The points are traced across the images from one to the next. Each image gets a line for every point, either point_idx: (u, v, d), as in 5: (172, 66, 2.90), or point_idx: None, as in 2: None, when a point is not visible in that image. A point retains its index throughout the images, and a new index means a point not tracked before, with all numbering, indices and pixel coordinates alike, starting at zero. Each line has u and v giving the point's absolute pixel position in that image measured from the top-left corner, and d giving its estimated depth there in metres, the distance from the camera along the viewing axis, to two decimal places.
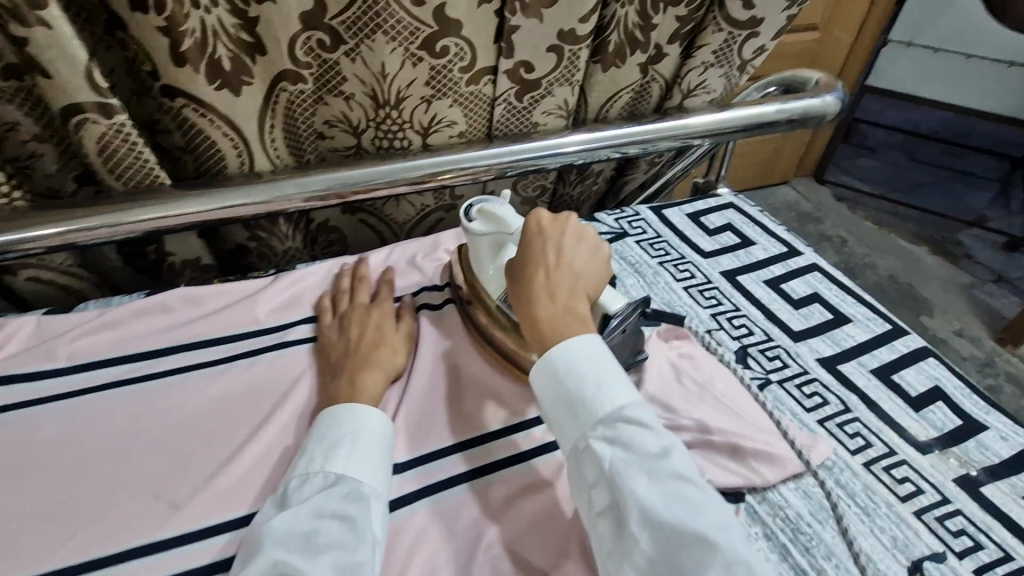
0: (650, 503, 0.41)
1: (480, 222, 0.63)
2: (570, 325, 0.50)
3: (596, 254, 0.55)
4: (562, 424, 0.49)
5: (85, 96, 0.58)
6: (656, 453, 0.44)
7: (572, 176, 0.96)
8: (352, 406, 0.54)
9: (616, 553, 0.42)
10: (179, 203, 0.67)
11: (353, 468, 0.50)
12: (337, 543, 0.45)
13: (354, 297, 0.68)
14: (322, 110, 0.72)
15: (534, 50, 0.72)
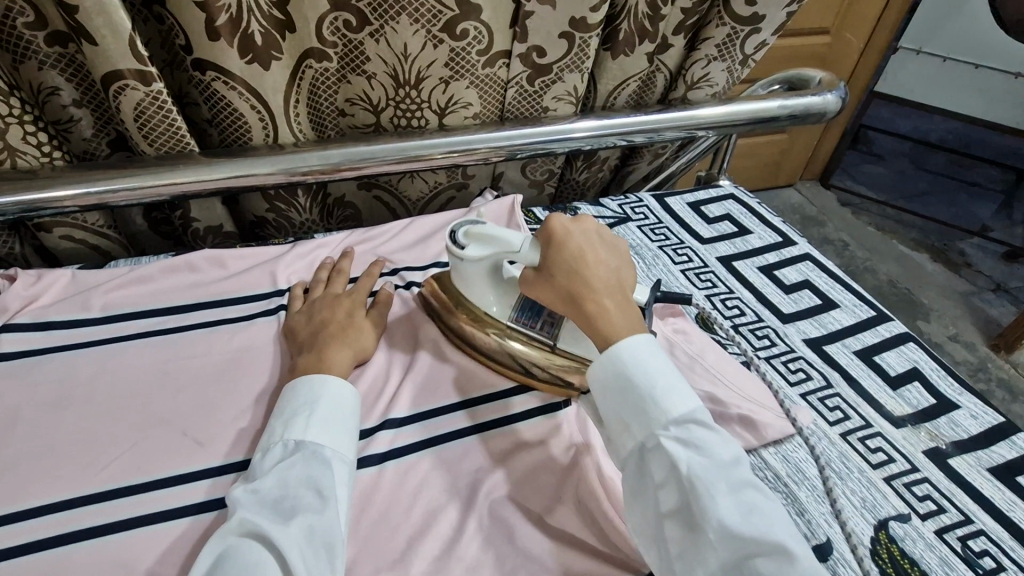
0: (727, 511, 0.43)
1: (472, 246, 0.62)
2: (631, 321, 0.53)
3: (616, 247, 0.57)
4: (628, 423, 0.49)
5: (126, 63, 0.62)
6: (727, 460, 0.46)
7: (580, 162, 0.99)
8: (313, 378, 0.55)
9: (685, 553, 0.44)
10: (208, 170, 0.71)
11: (312, 435, 0.50)
12: (303, 508, 0.46)
13: (330, 286, 0.68)
14: (344, 88, 0.76)
15: (547, 36, 0.75)
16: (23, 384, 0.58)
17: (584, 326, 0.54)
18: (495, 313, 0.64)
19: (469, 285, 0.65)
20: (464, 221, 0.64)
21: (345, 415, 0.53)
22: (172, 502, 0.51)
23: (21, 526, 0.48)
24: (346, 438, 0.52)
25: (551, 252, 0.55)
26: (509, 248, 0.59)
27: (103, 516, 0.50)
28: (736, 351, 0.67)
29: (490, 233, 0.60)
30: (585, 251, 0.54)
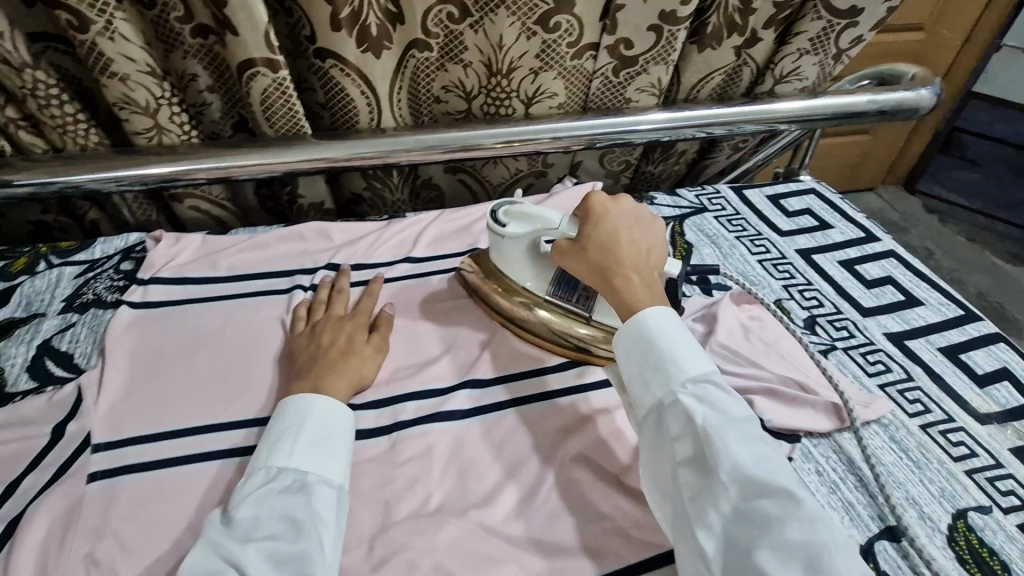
0: (741, 459, 0.46)
1: (511, 223, 0.65)
2: (656, 295, 0.56)
3: (650, 226, 0.60)
4: (647, 381, 0.52)
5: (258, 52, 0.69)
6: (740, 417, 0.48)
7: (657, 154, 1.02)
8: (301, 400, 0.54)
9: (699, 499, 0.46)
10: (318, 149, 0.78)
11: (295, 460, 0.50)
12: (273, 535, 0.46)
13: (331, 308, 0.67)
14: (442, 76, 0.82)
15: (636, 29, 0.78)
16: (166, 328, 0.66)
17: (607, 295, 0.58)
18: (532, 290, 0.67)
19: (506, 262, 0.68)
20: (501, 202, 0.68)
21: (332, 437, 0.53)
22: None
23: (168, 444, 0.56)
24: (332, 461, 0.51)
25: (587, 226, 0.59)
26: (549, 222, 0.62)
27: (233, 443, 0.57)
28: (812, 340, 0.68)
29: (528, 210, 0.64)
30: (615, 229, 0.58)
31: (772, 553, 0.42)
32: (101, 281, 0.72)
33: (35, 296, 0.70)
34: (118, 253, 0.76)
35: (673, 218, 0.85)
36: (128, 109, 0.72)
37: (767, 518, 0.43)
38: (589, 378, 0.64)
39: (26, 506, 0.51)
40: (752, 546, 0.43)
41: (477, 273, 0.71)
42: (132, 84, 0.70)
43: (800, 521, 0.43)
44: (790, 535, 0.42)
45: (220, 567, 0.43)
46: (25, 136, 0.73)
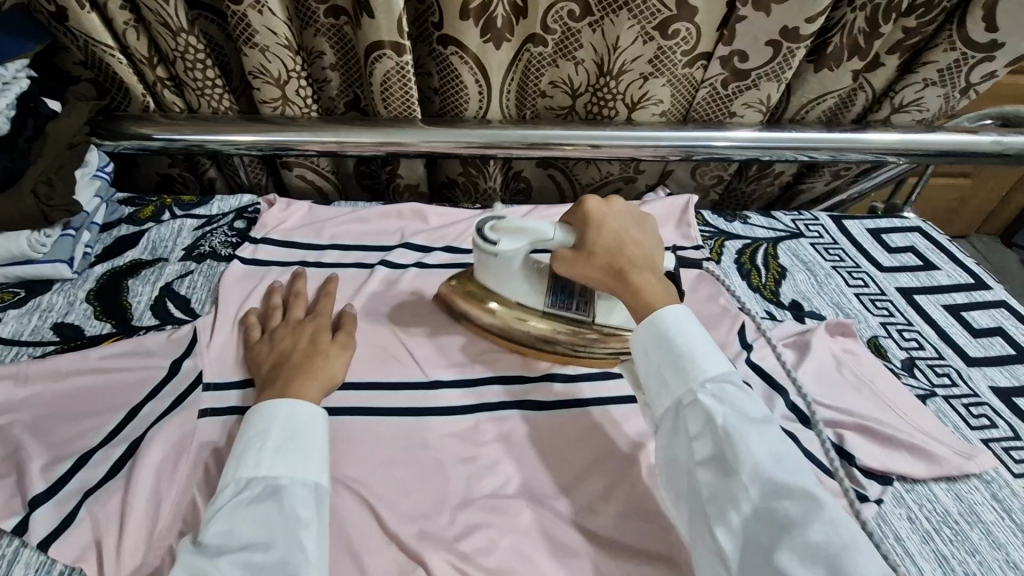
0: (760, 460, 0.45)
1: (503, 240, 0.61)
2: (670, 294, 0.56)
3: (647, 227, 0.60)
4: (665, 380, 0.52)
5: (386, 35, 0.73)
6: (758, 418, 0.48)
7: (752, 172, 1.00)
8: (269, 406, 0.52)
9: (718, 501, 0.46)
10: (425, 133, 0.81)
11: (264, 468, 0.47)
12: (248, 545, 0.43)
13: (288, 313, 0.64)
14: (552, 71, 0.82)
15: (754, 42, 0.77)
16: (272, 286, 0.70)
17: (623, 296, 0.57)
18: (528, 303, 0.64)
19: (500, 280, 0.63)
20: (485, 217, 0.64)
21: (304, 440, 0.50)
22: (384, 402, 0.60)
23: None
24: (303, 463, 0.49)
25: (589, 230, 0.58)
26: (545, 234, 0.60)
27: (332, 401, 0.59)
28: (911, 384, 0.66)
29: (520, 224, 0.61)
30: (617, 233, 0.57)
31: (792, 555, 0.41)
32: (217, 235, 0.77)
33: (160, 242, 0.76)
34: (232, 212, 0.81)
35: (767, 240, 0.85)
36: (261, 79, 0.77)
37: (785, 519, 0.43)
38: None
39: (144, 431, 0.54)
40: (772, 548, 0.42)
41: (452, 287, 0.68)
42: (269, 55, 0.75)
43: (821, 523, 0.42)
44: (810, 538, 0.42)
45: None
46: (167, 94, 0.79)
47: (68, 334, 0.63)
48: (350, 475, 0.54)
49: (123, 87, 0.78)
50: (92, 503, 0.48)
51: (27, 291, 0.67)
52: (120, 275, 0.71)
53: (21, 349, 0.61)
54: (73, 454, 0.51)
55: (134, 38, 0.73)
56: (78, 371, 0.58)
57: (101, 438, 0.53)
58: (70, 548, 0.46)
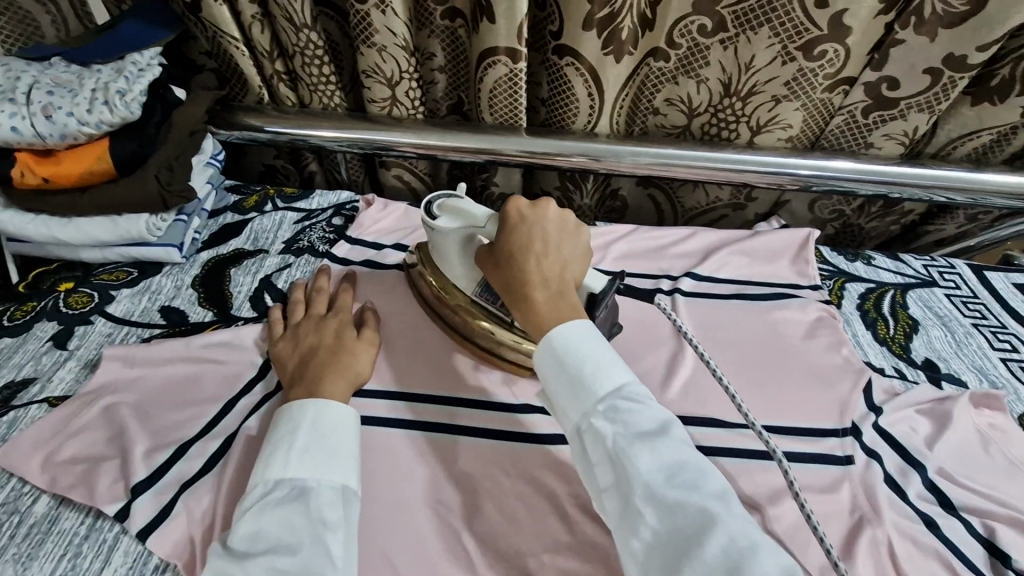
0: (650, 477, 0.40)
1: (444, 218, 0.60)
2: (562, 314, 0.49)
3: (575, 243, 0.54)
4: (562, 406, 0.46)
5: (505, 41, 0.70)
6: (653, 429, 0.42)
7: (875, 208, 0.91)
8: (292, 408, 0.49)
9: (622, 528, 0.40)
10: (531, 143, 0.78)
11: (292, 469, 0.44)
12: (275, 548, 0.39)
13: (310, 309, 0.62)
14: (669, 88, 0.78)
15: (908, 69, 0.70)
16: (369, 288, 0.69)
17: (512, 308, 0.53)
18: (459, 284, 0.62)
19: (440, 258, 0.62)
20: (440, 194, 0.63)
21: (333, 442, 0.47)
22: (474, 422, 0.56)
23: (362, 401, 0.57)
24: (332, 464, 0.45)
25: (501, 234, 0.54)
26: (480, 221, 0.57)
27: (421, 416, 0.57)
28: None
29: (465, 206, 0.59)
30: (528, 239, 0.52)
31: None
32: (315, 231, 0.77)
33: (262, 232, 0.77)
34: (331, 208, 0.81)
35: (894, 285, 0.76)
36: (374, 78, 0.77)
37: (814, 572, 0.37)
38: (787, 422, 0.58)
39: (239, 426, 0.53)
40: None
41: (422, 277, 0.66)
42: (386, 55, 0.74)
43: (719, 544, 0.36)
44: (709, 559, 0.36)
45: None
46: (282, 88, 0.80)
47: (173, 318, 0.64)
48: (441, 498, 0.51)
49: (241, 77, 0.79)
50: (188, 498, 0.48)
51: (139, 272, 0.69)
52: (223, 263, 0.72)
53: (131, 329, 0.63)
54: (173, 443, 0.51)
55: (259, 31, 0.73)
56: (181, 358, 0.58)
57: (199, 429, 0.53)
58: (167, 542, 0.45)
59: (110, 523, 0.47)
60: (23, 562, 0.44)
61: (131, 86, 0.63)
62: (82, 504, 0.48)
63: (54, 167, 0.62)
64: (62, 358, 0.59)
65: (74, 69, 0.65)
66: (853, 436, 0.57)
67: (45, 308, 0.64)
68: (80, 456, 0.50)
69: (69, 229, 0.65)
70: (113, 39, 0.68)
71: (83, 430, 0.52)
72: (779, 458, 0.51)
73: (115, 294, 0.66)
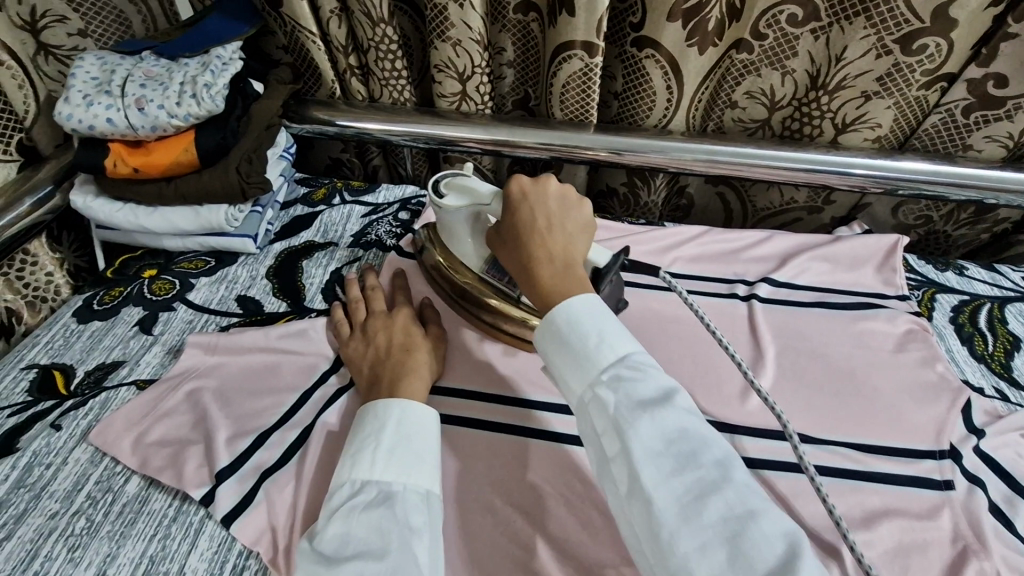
0: (649, 446, 0.37)
1: (450, 196, 0.59)
2: (570, 286, 0.47)
3: (575, 216, 0.52)
4: (563, 376, 0.44)
5: (583, 34, 0.68)
6: (655, 397, 0.39)
7: (966, 214, 0.85)
8: (377, 407, 0.49)
9: (621, 499, 0.38)
10: (601, 139, 0.76)
11: (379, 472, 0.44)
12: (362, 553, 0.39)
13: (372, 306, 0.61)
14: (750, 81, 0.74)
15: (1021, 65, 0.65)
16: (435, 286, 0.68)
17: (524, 288, 0.51)
18: (467, 261, 0.63)
19: (449, 236, 0.62)
20: (449, 173, 0.61)
21: (417, 445, 0.46)
22: (546, 425, 0.55)
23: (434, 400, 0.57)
24: (417, 468, 0.45)
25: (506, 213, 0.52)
26: (484, 198, 0.56)
27: (494, 417, 0.56)
28: None
29: (470, 183, 0.57)
30: (533, 217, 0.50)
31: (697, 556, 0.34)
32: (382, 224, 0.77)
33: (331, 225, 0.77)
34: (397, 202, 0.81)
35: (992, 298, 0.71)
36: (445, 72, 0.76)
37: (782, 523, 0.35)
38: (877, 441, 0.55)
39: (316, 418, 0.54)
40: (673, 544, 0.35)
41: (435, 262, 0.65)
42: (460, 49, 0.73)
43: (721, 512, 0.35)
44: (709, 530, 0.34)
45: None
46: (354, 82, 0.81)
47: (249, 307, 0.66)
48: (517, 502, 0.50)
49: (315, 71, 0.80)
50: (269, 487, 0.48)
51: (216, 261, 0.71)
52: (295, 255, 0.73)
53: (210, 317, 0.64)
54: (254, 431, 0.52)
55: (336, 26, 0.74)
56: (256, 349, 0.59)
57: (277, 418, 0.53)
58: (249, 530, 0.46)
59: (196, 507, 0.48)
60: (116, 539, 0.46)
61: (216, 80, 0.64)
62: (170, 487, 0.49)
63: (144, 158, 0.64)
64: (148, 343, 0.61)
65: (163, 62, 0.67)
66: (952, 461, 0.53)
67: (131, 293, 0.67)
68: (168, 440, 0.52)
69: (154, 218, 0.68)
70: (199, 34, 0.70)
71: (170, 414, 0.53)
72: (809, 472, 0.44)
73: (194, 282, 0.68)
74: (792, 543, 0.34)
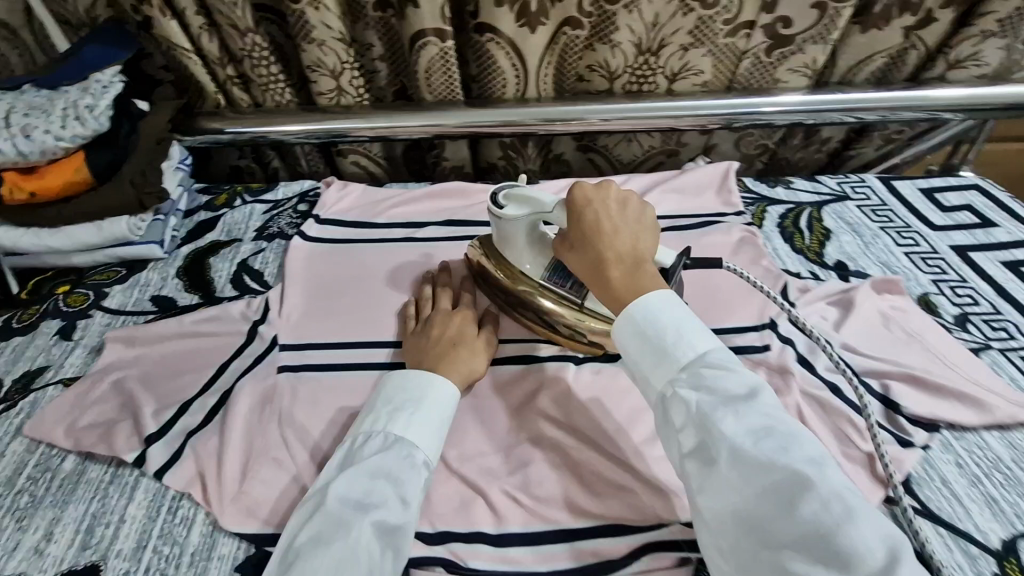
0: (738, 442, 0.40)
1: (511, 207, 0.61)
2: (642, 286, 0.49)
3: (639, 214, 0.53)
4: (642, 373, 0.47)
5: (431, 22, 0.77)
6: (741, 393, 0.42)
7: (797, 139, 0.99)
8: (421, 378, 0.54)
9: (704, 489, 0.41)
10: (467, 113, 0.85)
11: (412, 433, 0.50)
12: (383, 504, 0.45)
13: (438, 303, 0.64)
14: (589, 55, 0.85)
15: (797, 7, 0.78)
16: (329, 259, 0.74)
17: (594, 291, 0.52)
18: (527, 270, 0.63)
19: (505, 245, 0.64)
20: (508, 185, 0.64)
21: (441, 415, 0.52)
22: None
23: (331, 353, 0.63)
24: (436, 440, 0.51)
25: (570, 220, 0.53)
26: (546, 207, 0.58)
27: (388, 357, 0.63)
28: (963, 337, 0.66)
29: (531, 194, 0.59)
30: (598, 221, 0.51)
31: (797, 553, 0.36)
32: (283, 218, 0.84)
33: (235, 225, 0.84)
34: (296, 197, 0.88)
35: (811, 204, 0.84)
36: (319, 71, 0.84)
37: (874, 523, 0.36)
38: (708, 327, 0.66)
39: (231, 384, 0.61)
40: (774, 539, 0.37)
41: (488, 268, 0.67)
42: (326, 49, 0.81)
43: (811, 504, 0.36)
44: (802, 521, 0.36)
45: (331, 534, 0.43)
46: (236, 91, 0.87)
47: (164, 305, 0.72)
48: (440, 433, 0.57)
49: (198, 86, 0.86)
50: (195, 442, 0.55)
51: (127, 270, 0.77)
52: (202, 254, 0.79)
53: (127, 318, 0.70)
54: (176, 402, 0.59)
55: (208, 41, 0.80)
56: (172, 336, 0.65)
57: (197, 389, 0.60)
58: (180, 478, 0.53)
59: (130, 470, 0.55)
60: (60, 506, 0.52)
61: (98, 101, 0.70)
62: (105, 458, 0.55)
63: (38, 181, 0.70)
64: (70, 348, 0.67)
65: (44, 92, 0.72)
66: (770, 328, 0.65)
67: (48, 309, 0.71)
68: (98, 422, 0.58)
69: (58, 237, 0.72)
70: (76, 63, 0.75)
71: (97, 401, 0.59)
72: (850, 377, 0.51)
73: (108, 290, 0.74)
74: (890, 544, 0.35)
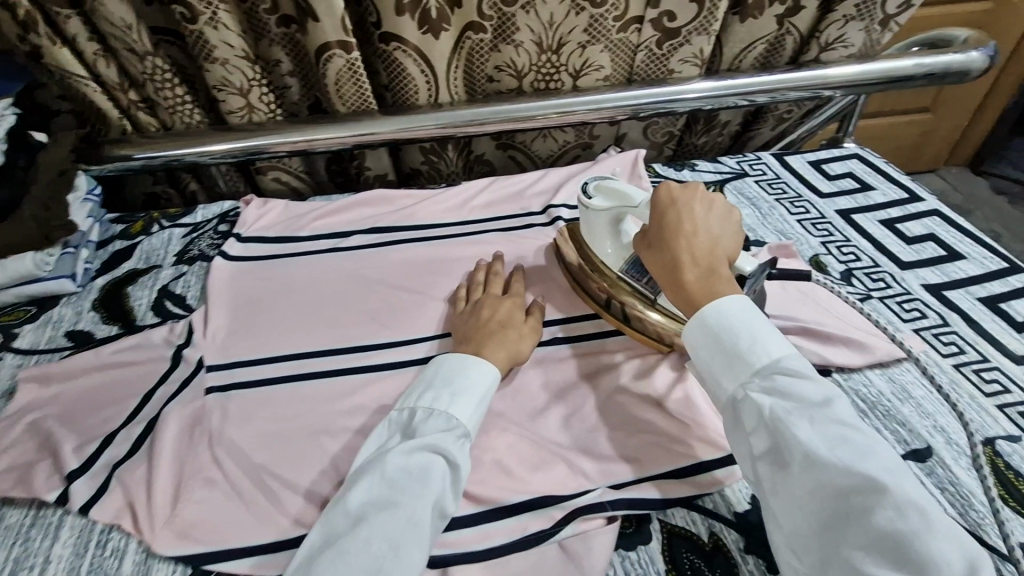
0: (813, 447, 0.43)
1: (600, 198, 0.65)
2: (718, 289, 0.51)
3: (720, 218, 0.56)
4: (715, 374, 0.50)
5: (333, 36, 0.78)
6: (817, 400, 0.45)
7: (699, 125, 1.07)
8: (473, 373, 0.55)
9: (778, 488, 0.44)
10: (380, 121, 0.86)
11: (466, 415, 0.52)
12: (439, 479, 0.48)
13: (489, 289, 0.68)
14: (495, 57, 0.88)
15: (680, 3, 0.84)
16: (251, 276, 0.74)
17: (666, 288, 0.55)
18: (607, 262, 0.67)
19: (591, 236, 0.67)
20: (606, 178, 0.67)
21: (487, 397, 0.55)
22: (360, 362, 0.64)
23: (258, 368, 0.63)
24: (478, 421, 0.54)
25: (654, 219, 0.56)
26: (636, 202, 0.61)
27: (315, 367, 0.64)
28: (848, 290, 0.73)
29: (623, 188, 0.63)
30: (680, 221, 0.54)
31: (867, 552, 0.40)
32: (202, 240, 0.83)
33: (152, 251, 0.82)
34: (216, 218, 0.86)
35: (714, 183, 0.91)
36: (225, 90, 0.83)
37: (942, 533, 0.39)
38: None
39: (155, 411, 0.60)
40: (848, 539, 0.41)
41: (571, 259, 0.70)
42: (230, 68, 0.81)
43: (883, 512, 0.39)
44: (876, 526, 0.40)
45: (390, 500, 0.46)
46: (142, 115, 0.85)
47: (80, 339, 0.70)
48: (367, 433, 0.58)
49: (99, 113, 0.84)
50: (122, 472, 0.55)
51: (37, 308, 0.74)
52: (118, 284, 0.77)
53: (40, 357, 0.68)
54: (100, 435, 0.58)
55: (104, 66, 0.78)
56: (91, 370, 0.64)
57: (121, 420, 0.59)
58: (108, 510, 0.52)
59: (54, 509, 0.53)
60: None
61: None
62: (25, 500, 0.54)
63: None
64: None
65: None
66: None
67: None
68: (15, 465, 0.56)
69: None
70: None
71: (12, 444, 0.57)
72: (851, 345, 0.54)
73: (18, 331, 0.71)
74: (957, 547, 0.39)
